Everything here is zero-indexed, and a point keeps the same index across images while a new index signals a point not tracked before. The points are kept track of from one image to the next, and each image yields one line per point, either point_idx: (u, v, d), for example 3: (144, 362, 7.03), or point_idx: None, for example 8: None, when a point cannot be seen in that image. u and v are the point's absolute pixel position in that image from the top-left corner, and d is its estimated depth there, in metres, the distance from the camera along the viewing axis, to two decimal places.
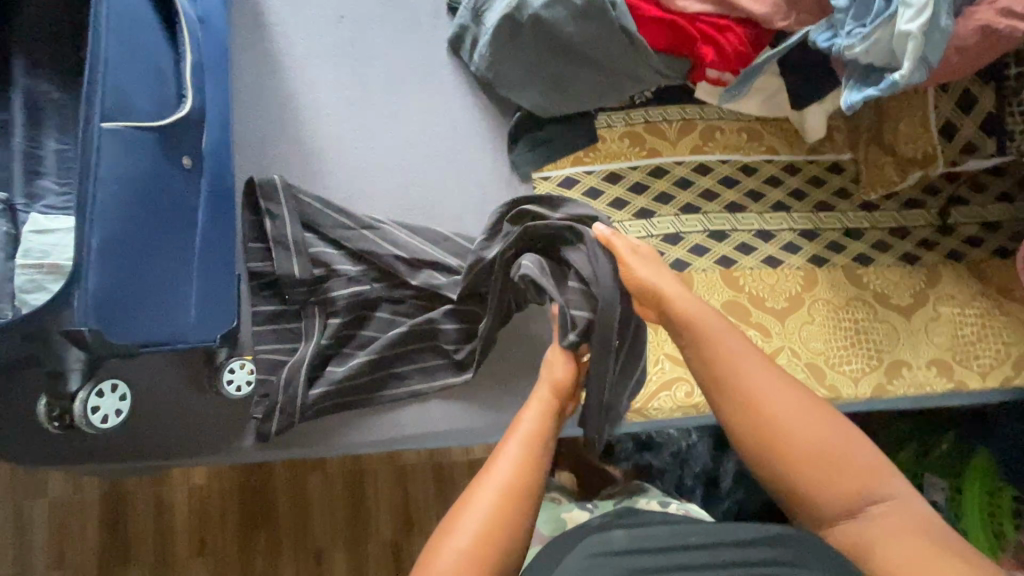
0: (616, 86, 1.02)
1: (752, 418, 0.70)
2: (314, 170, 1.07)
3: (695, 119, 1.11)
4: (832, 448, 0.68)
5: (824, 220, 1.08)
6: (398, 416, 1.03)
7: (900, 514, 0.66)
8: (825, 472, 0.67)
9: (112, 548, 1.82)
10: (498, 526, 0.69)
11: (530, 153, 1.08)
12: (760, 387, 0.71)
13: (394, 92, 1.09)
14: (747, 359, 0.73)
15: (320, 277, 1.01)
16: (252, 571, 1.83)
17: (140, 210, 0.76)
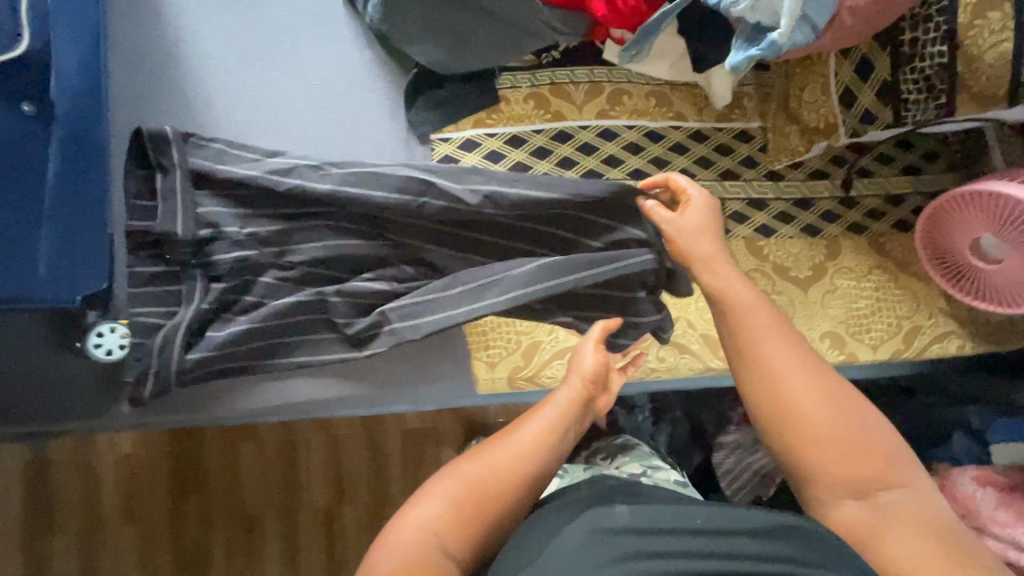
0: (516, 40, 0.96)
1: (773, 394, 0.67)
2: (199, 124, 1.00)
3: (603, 82, 1.07)
4: (852, 434, 0.65)
5: (729, 190, 1.06)
6: (291, 382, 1.03)
7: (912, 509, 0.63)
8: (844, 456, 0.65)
9: (36, 516, 1.78)
10: (481, 481, 0.65)
11: (428, 113, 1.03)
12: (784, 363, 0.68)
13: (286, 43, 1.02)
14: (764, 328, 0.70)
15: (205, 238, 0.97)
16: (183, 538, 1.82)
17: None
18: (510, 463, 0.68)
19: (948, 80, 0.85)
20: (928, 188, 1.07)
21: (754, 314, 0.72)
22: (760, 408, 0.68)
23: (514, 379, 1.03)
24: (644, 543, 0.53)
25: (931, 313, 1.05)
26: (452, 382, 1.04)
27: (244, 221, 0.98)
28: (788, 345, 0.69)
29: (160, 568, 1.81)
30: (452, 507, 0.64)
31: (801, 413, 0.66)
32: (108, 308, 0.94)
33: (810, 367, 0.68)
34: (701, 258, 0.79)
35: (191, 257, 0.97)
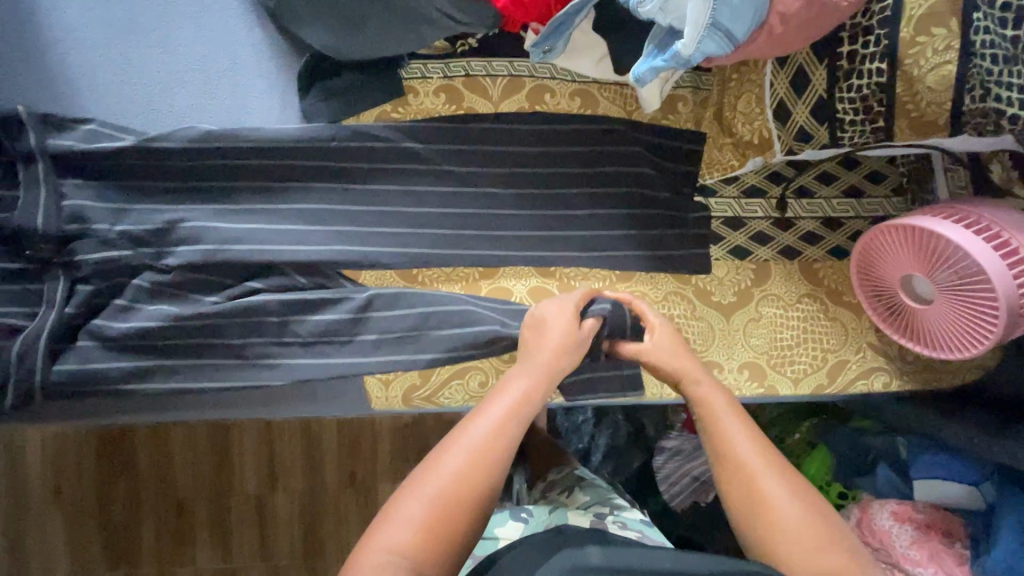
0: (415, 26, 0.84)
1: (733, 495, 0.66)
2: (61, 104, 0.90)
3: (523, 77, 0.96)
4: (817, 536, 0.62)
5: (655, 205, 0.96)
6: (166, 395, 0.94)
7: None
8: (809, 556, 0.61)
9: None
10: (456, 487, 0.64)
11: (324, 103, 0.93)
12: (752, 461, 0.67)
13: (164, 19, 0.92)
14: (746, 435, 0.70)
15: (70, 235, 0.86)
16: (113, 518, 1.79)
17: None
18: (483, 471, 0.66)
19: (885, 102, 0.75)
20: (871, 213, 0.99)
21: (731, 411, 0.73)
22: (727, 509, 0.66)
23: (409, 398, 0.97)
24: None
25: (859, 347, 0.99)
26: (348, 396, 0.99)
27: (115, 217, 0.88)
28: (758, 459, 0.67)
29: (90, 546, 1.79)
30: (421, 527, 0.62)
31: (761, 503, 0.64)
32: None
33: (772, 462, 0.68)
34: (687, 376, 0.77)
35: (54, 255, 0.86)
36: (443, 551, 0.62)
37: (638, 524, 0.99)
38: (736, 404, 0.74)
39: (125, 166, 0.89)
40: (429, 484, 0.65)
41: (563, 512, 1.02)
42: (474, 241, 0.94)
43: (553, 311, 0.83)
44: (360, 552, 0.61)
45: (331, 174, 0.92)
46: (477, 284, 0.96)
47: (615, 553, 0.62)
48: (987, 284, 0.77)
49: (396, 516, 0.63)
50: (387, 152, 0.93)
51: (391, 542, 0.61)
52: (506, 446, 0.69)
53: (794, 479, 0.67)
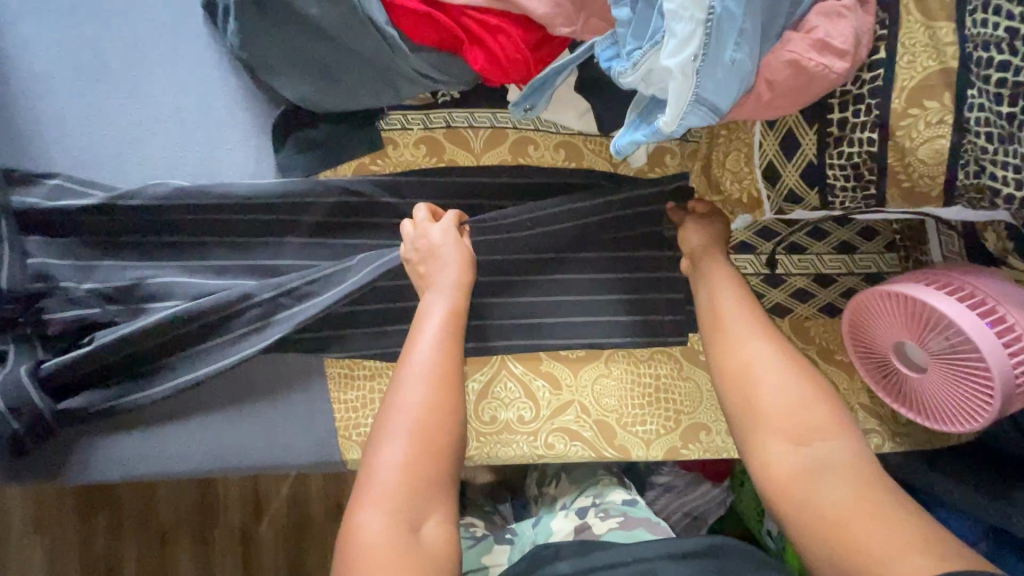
0: (391, 82, 0.82)
1: (723, 368, 0.79)
2: (27, 156, 0.86)
3: (506, 128, 0.93)
4: (792, 399, 0.73)
5: (642, 262, 0.94)
6: (133, 442, 0.88)
7: (840, 464, 0.68)
8: (784, 415, 0.72)
9: None
10: (417, 426, 0.74)
11: (301, 156, 0.90)
12: (746, 338, 0.79)
13: (136, 66, 0.89)
14: (743, 318, 0.81)
15: (36, 293, 0.81)
16: (93, 549, 1.75)
17: None
18: (434, 401, 0.76)
19: (877, 171, 0.72)
20: (862, 270, 0.96)
21: (731, 295, 0.83)
22: (722, 382, 0.78)
23: None
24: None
25: (851, 408, 0.96)
26: (314, 461, 0.91)
27: (82, 275, 0.84)
28: (750, 336, 0.79)
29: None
30: (406, 465, 0.72)
31: (750, 373, 0.76)
32: None
33: (766, 346, 0.78)
34: (705, 262, 0.88)
35: (20, 318, 0.81)
36: (426, 478, 0.72)
37: (621, 509, 1.00)
38: (739, 288, 0.84)
39: (93, 220, 0.84)
40: (394, 428, 0.74)
41: (547, 522, 1.02)
42: None
43: (437, 235, 0.85)
44: (358, 504, 0.70)
45: (307, 229, 0.89)
46: None
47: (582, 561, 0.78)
48: (978, 358, 0.75)
49: (382, 458, 0.72)
50: (366, 207, 0.90)
51: (382, 482, 0.70)
52: (433, 377, 0.78)
53: (785, 353, 0.77)
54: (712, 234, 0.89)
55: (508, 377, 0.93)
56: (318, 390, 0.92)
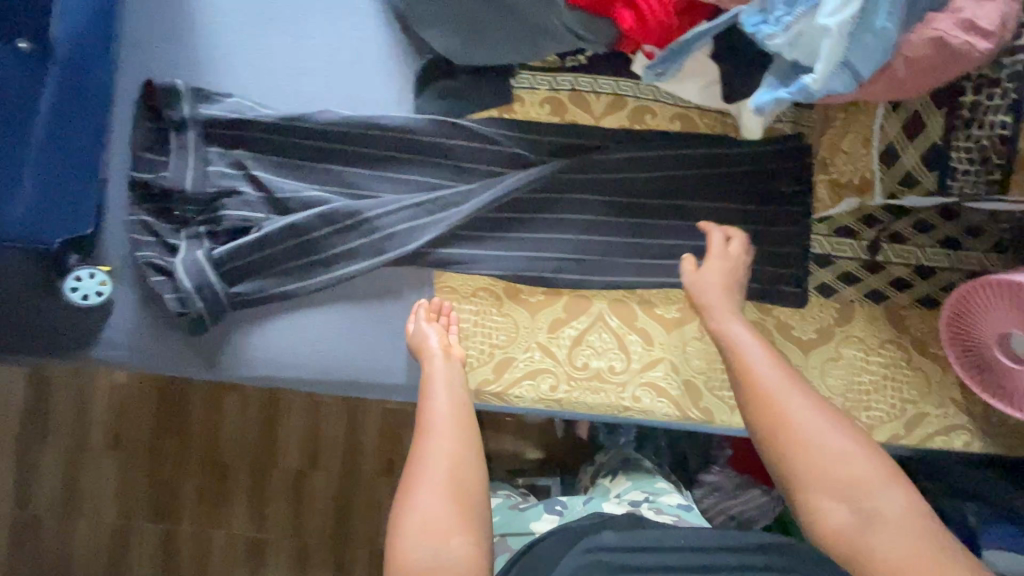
0: (533, 40, 0.90)
1: (768, 423, 0.67)
2: (204, 81, 0.96)
3: (627, 96, 1.00)
4: (861, 456, 0.64)
5: (747, 235, 0.97)
6: (263, 344, 0.97)
7: (902, 518, 0.60)
8: (835, 471, 0.63)
9: (34, 424, 1.89)
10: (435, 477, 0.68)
11: (438, 102, 0.98)
12: (789, 399, 0.68)
13: (303, 10, 0.98)
14: (778, 377, 0.70)
15: (213, 198, 0.94)
16: (161, 470, 1.88)
17: None
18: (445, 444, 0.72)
19: (1005, 154, 0.77)
20: (966, 266, 0.97)
21: (759, 351, 0.73)
22: (766, 441, 0.67)
23: (480, 392, 0.98)
24: (631, 558, 0.69)
25: (941, 402, 0.97)
26: (417, 384, 0.98)
27: (249, 183, 0.95)
28: (787, 386, 0.69)
29: (137, 495, 1.88)
30: (453, 452, 0.71)
31: (799, 446, 0.65)
32: (93, 253, 0.95)
33: (803, 400, 0.68)
34: (720, 322, 0.80)
35: (201, 216, 0.95)
36: (474, 462, 0.71)
37: (673, 509, 1.04)
38: (764, 344, 0.74)
39: (262, 139, 0.96)
40: (431, 430, 0.73)
41: (597, 503, 1.06)
42: (565, 249, 0.97)
43: (572, 211, 0.97)
44: (409, 480, 0.69)
45: (435, 168, 0.97)
46: (560, 292, 0.98)
47: (629, 535, 0.71)
48: None
49: (426, 459, 0.70)
50: (492, 155, 0.97)
51: (432, 464, 0.69)
52: (456, 397, 0.79)
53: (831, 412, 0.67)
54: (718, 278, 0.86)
55: (603, 328, 0.98)
56: (426, 312, 0.99)
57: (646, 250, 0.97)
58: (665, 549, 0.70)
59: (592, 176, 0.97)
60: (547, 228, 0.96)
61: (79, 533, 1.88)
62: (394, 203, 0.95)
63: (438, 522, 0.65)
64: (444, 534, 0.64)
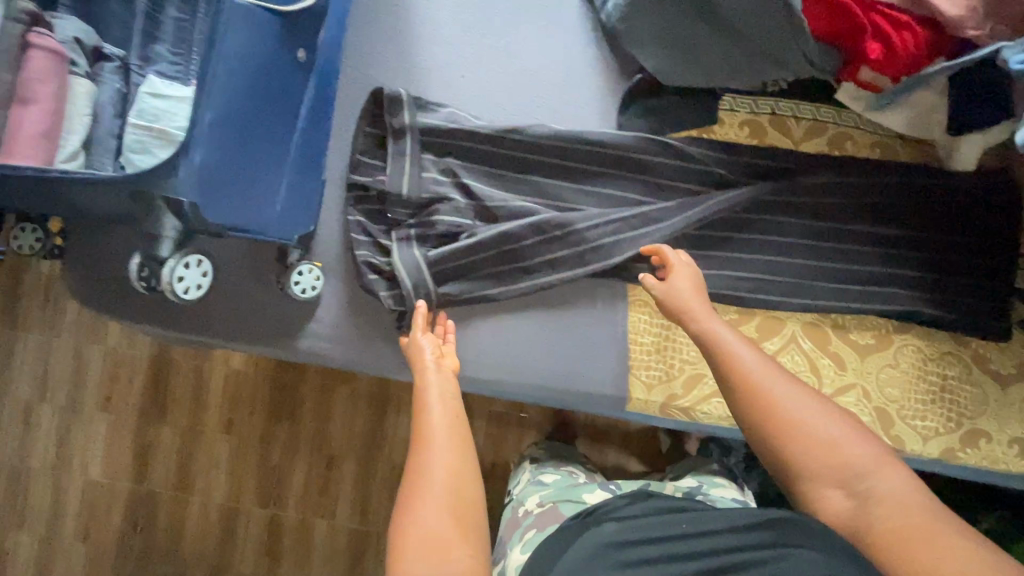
0: (755, 65, 0.90)
1: (760, 416, 0.70)
2: (420, 90, 0.99)
3: (827, 122, 1.01)
4: (848, 442, 0.67)
5: (947, 266, 0.97)
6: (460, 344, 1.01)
7: (895, 498, 0.63)
8: (824, 456, 0.67)
9: (150, 402, 1.90)
10: (458, 469, 0.66)
11: (642, 120, 1.00)
12: (782, 390, 0.71)
13: (517, 24, 1.00)
14: (763, 366, 0.73)
15: (427, 203, 0.98)
16: (268, 459, 1.86)
17: (236, 112, 0.72)
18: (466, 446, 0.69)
19: None
20: None
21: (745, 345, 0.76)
22: (759, 433, 0.70)
23: (667, 406, 1.00)
24: (638, 552, 0.70)
25: None
26: (607, 394, 1.00)
27: (463, 190, 0.99)
28: (769, 372, 0.72)
29: (246, 482, 1.86)
30: (452, 464, 0.67)
31: (791, 426, 0.68)
32: (309, 250, 0.99)
33: (805, 398, 0.70)
34: (700, 312, 0.82)
35: (411, 220, 0.98)
36: (466, 460, 0.68)
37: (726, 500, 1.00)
38: (752, 345, 0.76)
39: (474, 148, 0.99)
40: (427, 437, 0.69)
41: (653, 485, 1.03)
42: (758, 270, 1.00)
43: (768, 232, 1.01)
44: (411, 486, 0.65)
45: (636, 185, 1.01)
46: (752, 312, 1.00)
47: (633, 526, 0.73)
48: None
49: (420, 466, 0.66)
50: (694, 175, 1.00)
51: (434, 474, 0.65)
52: (451, 403, 0.74)
53: (810, 393, 0.71)
54: (693, 287, 0.85)
55: (796, 350, 0.99)
56: (619, 325, 1.01)
57: (839, 275, 0.99)
58: (705, 538, 0.68)
59: (787, 199, 1.00)
60: (738, 250, 1.00)
61: (190, 512, 1.88)
62: (602, 217, 0.97)
63: (443, 524, 0.62)
64: (445, 550, 0.61)
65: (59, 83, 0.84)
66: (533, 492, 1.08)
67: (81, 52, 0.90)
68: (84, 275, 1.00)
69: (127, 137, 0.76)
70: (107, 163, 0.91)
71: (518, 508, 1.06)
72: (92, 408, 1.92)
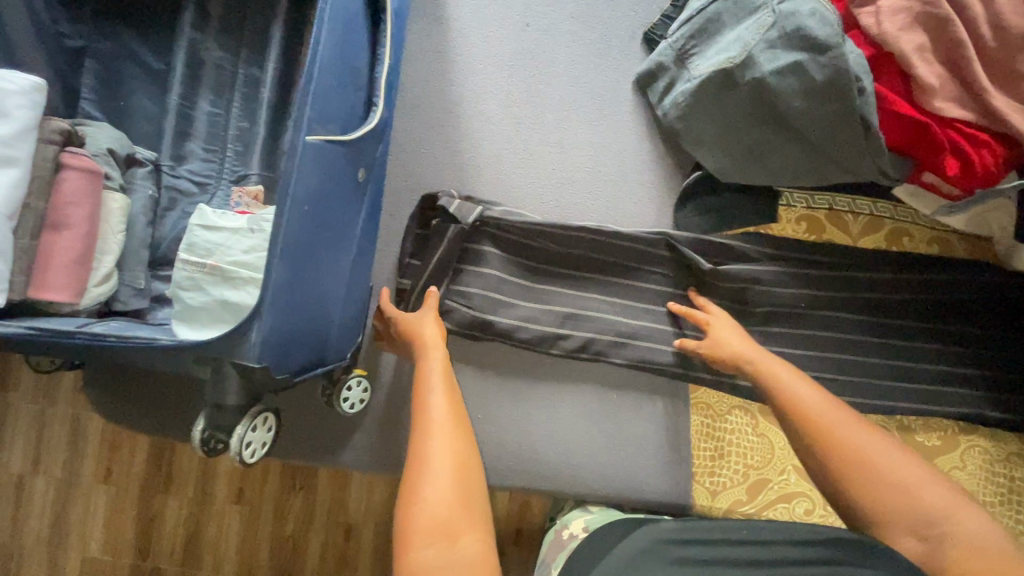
0: (821, 170, 0.88)
1: (819, 447, 0.66)
2: (468, 185, 0.99)
3: (884, 217, 1.00)
4: (925, 479, 0.62)
5: (1008, 366, 0.96)
6: (515, 452, 0.96)
7: (979, 543, 0.57)
8: (894, 493, 0.61)
9: (155, 478, 1.47)
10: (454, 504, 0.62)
11: (698, 218, 0.98)
12: (841, 421, 0.67)
13: (569, 121, 1.00)
14: (824, 402, 0.69)
15: (478, 317, 0.93)
16: (271, 543, 1.45)
17: (307, 255, 0.67)
18: (461, 473, 0.65)
19: None
20: None
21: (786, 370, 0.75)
22: (830, 458, 0.65)
23: (732, 513, 0.96)
24: (694, 552, 0.63)
25: None
26: (670, 504, 0.95)
27: (519, 294, 0.95)
28: (829, 404, 0.69)
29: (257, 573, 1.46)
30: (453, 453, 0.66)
31: (852, 455, 0.64)
32: (354, 359, 0.94)
33: (858, 425, 0.67)
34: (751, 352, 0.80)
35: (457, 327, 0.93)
36: (465, 446, 0.68)
37: None
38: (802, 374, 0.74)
39: (529, 250, 0.95)
40: (429, 420, 0.70)
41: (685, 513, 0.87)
42: (828, 369, 0.96)
43: (832, 330, 0.97)
44: (414, 475, 0.64)
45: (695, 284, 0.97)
46: None
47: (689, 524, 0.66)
48: None
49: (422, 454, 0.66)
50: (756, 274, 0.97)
51: (436, 459, 0.65)
52: (452, 392, 0.74)
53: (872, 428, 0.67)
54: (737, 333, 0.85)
55: None
56: (680, 428, 0.98)
57: (906, 375, 0.96)
58: (763, 547, 0.63)
59: (849, 296, 0.97)
60: (806, 349, 0.96)
61: None
62: (659, 318, 0.96)
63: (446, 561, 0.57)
64: (452, 535, 0.60)
65: (94, 203, 0.78)
66: (577, 515, 0.91)
67: (115, 163, 0.85)
68: (106, 387, 0.93)
69: (178, 274, 0.70)
70: (140, 276, 0.86)
71: (561, 531, 0.88)
72: (89, 481, 1.47)
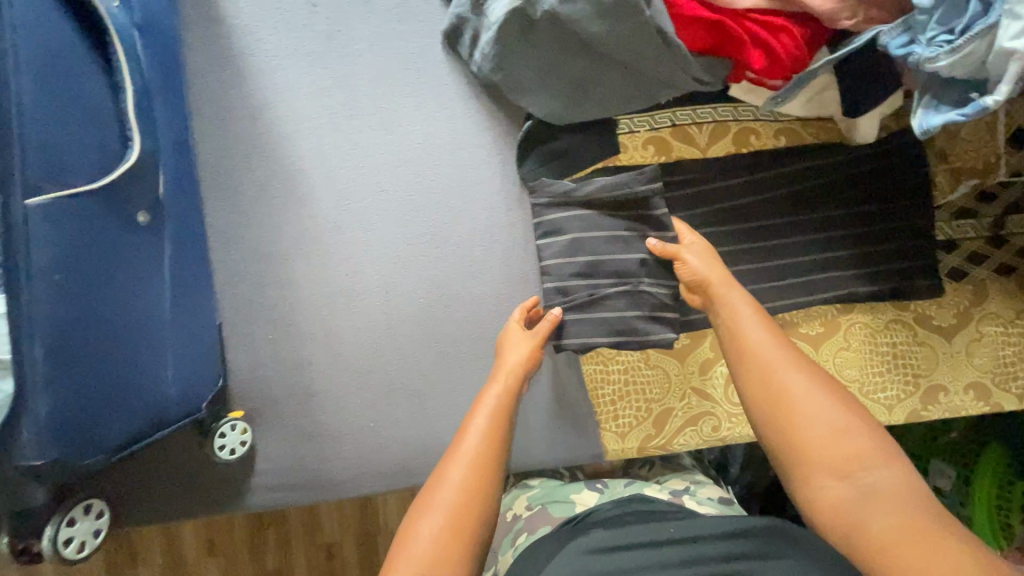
0: (643, 92, 0.85)
1: (758, 387, 0.69)
2: (298, 192, 0.92)
3: (727, 121, 0.97)
4: (853, 429, 0.64)
5: (868, 239, 0.97)
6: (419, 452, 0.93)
7: (899, 495, 0.58)
8: (829, 441, 0.63)
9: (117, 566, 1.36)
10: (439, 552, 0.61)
11: (543, 167, 0.94)
12: (786, 371, 0.69)
13: (388, 99, 0.93)
14: (776, 346, 0.72)
15: None
16: None
17: (89, 324, 0.62)
18: (464, 516, 0.64)
19: None
20: None
21: (752, 321, 0.75)
22: (765, 409, 0.67)
23: (644, 449, 0.96)
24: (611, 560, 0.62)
25: None
26: (582, 456, 0.96)
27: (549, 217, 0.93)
28: (786, 358, 0.70)
29: None
30: (440, 529, 0.62)
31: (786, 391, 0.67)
32: (224, 402, 0.89)
33: (805, 376, 0.68)
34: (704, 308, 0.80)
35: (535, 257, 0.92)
36: (479, 492, 0.66)
37: (715, 503, 0.84)
38: (768, 326, 0.75)
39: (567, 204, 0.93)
40: (458, 453, 0.69)
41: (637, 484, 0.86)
42: None
43: None
44: (415, 513, 0.64)
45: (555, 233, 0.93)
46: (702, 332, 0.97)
47: (618, 533, 0.66)
48: None
49: (415, 529, 0.63)
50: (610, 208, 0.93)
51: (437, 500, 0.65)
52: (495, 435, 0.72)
53: (828, 383, 0.68)
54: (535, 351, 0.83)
55: None
56: (575, 381, 0.97)
57: (777, 275, 0.96)
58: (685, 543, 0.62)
59: (704, 210, 0.96)
60: None
61: None
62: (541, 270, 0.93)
63: None
64: None
65: None
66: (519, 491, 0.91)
67: None
68: None
69: None
70: None
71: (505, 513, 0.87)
72: None
